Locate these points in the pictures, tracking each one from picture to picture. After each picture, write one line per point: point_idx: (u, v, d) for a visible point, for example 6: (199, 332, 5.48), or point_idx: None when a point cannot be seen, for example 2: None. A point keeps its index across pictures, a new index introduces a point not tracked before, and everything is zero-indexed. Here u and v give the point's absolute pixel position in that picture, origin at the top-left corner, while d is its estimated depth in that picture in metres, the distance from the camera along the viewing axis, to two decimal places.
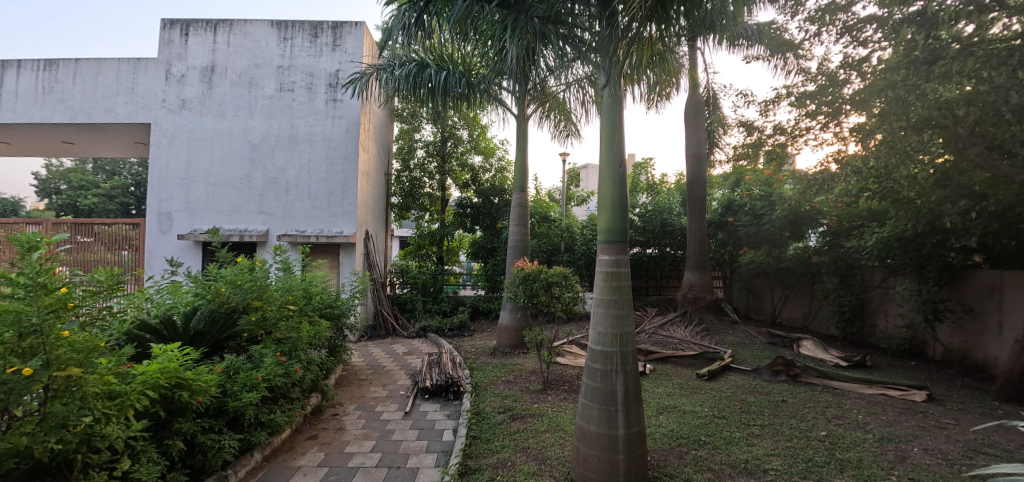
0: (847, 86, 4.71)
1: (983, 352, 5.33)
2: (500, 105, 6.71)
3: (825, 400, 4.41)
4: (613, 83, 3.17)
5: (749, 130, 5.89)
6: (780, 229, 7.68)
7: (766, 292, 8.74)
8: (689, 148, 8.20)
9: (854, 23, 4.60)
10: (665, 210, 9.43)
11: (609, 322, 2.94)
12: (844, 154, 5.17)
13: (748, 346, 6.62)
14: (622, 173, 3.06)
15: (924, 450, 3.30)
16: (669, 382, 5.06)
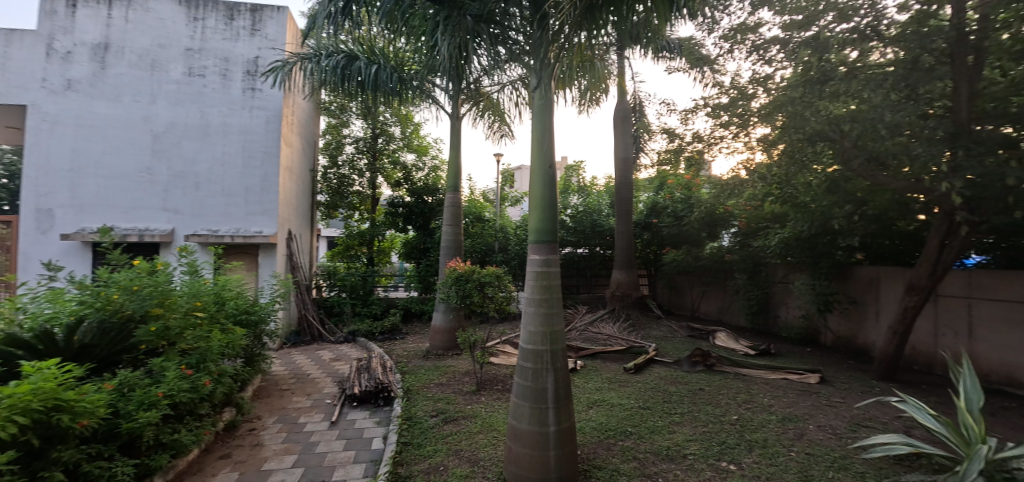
0: (755, 100, 5.16)
1: (863, 338, 6.11)
2: (433, 103, 6.58)
3: (736, 386, 4.81)
4: (545, 85, 3.23)
5: (670, 137, 6.28)
6: (699, 229, 8.27)
7: (687, 288, 9.38)
8: (618, 152, 8.56)
9: (760, 43, 5.06)
10: (595, 212, 9.83)
11: (539, 321, 2.99)
12: (752, 162, 5.67)
13: (670, 339, 7.06)
14: (553, 174, 3.11)
15: (818, 427, 3.70)
16: (598, 377, 5.25)
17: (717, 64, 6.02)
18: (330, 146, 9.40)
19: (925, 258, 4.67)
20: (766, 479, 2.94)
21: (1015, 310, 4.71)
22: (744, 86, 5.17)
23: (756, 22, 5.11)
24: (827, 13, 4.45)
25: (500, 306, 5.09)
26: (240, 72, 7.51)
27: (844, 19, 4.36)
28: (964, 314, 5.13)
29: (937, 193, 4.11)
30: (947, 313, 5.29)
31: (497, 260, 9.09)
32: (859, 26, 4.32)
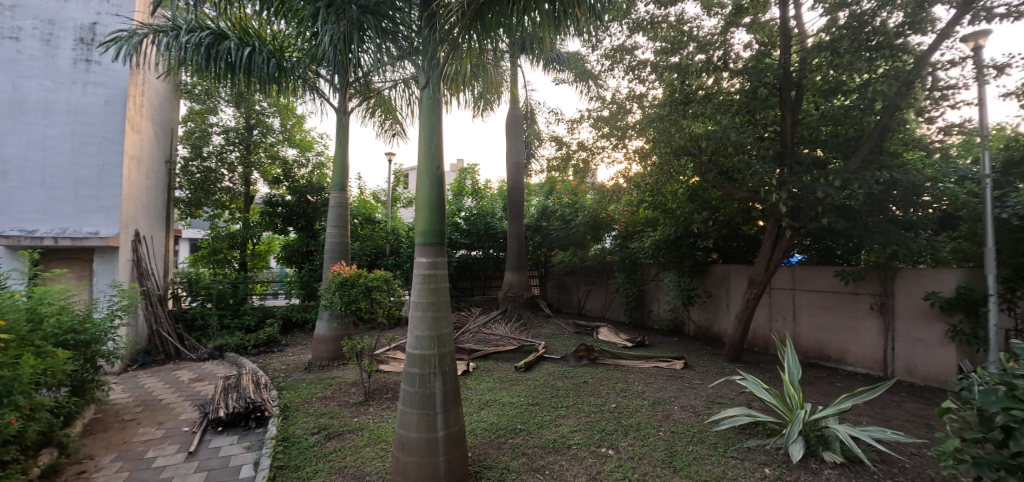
0: (631, 115, 5.68)
1: (717, 326, 7.07)
2: (317, 95, 6.13)
3: (615, 377, 5.23)
4: (434, 87, 3.22)
5: (558, 145, 6.64)
6: (585, 232, 8.86)
7: (574, 287, 9.99)
8: (511, 156, 8.81)
9: (635, 64, 5.59)
10: (488, 215, 10.06)
11: (427, 325, 2.98)
12: (629, 171, 6.24)
13: (558, 336, 7.46)
14: (441, 176, 3.15)
15: (681, 407, 4.18)
16: (491, 378, 5.33)
17: (599, 79, 6.52)
18: (192, 135, 8.15)
19: (761, 257, 5.55)
20: (639, 458, 3.24)
21: (822, 298, 5.83)
22: (622, 102, 5.67)
23: (632, 45, 5.65)
24: (689, 43, 5.08)
25: (390, 311, 4.90)
26: (69, 39, 6.21)
27: (703, 50, 5.01)
28: (789, 303, 6.22)
29: (769, 203, 4.93)
30: (777, 303, 6.36)
31: (387, 263, 8.79)
32: (715, 58, 4.99)
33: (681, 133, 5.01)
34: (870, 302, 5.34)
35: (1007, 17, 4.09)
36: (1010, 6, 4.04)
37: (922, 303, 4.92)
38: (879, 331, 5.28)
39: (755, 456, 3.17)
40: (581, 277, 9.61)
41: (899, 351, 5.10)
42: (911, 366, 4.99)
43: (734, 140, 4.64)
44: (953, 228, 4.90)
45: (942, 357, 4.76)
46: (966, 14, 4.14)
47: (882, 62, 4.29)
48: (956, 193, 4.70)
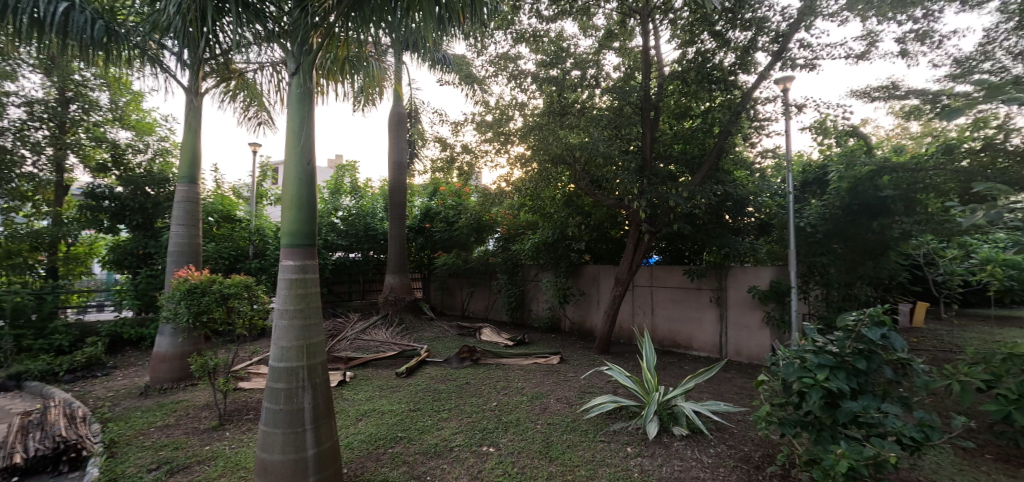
0: (513, 122, 5.90)
1: (589, 322, 7.69)
2: (160, 70, 5.23)
3: (496, 375, 5.37)
4: (304, 75, 2.97)
5: (443, 146, 6.61)
6: (468, 234, 8.91)
7: (457, 290, 10.03)
8: (393, 155, 8.52)
9: (517, 73, 5.82)
10: (369, 215, 9.59)
11: (294, 335, 2.74)
12: (511, 176, 6.48)
13: (441, 339, 7.42)
14: (311, 172, 2.91)
15: (557, 399, 4.44)
16: (370, 387, 5.07)
17: (483, 84, 6.66)
18: None
19: (625, 258, 6.16)
20: (518, 452, 3.37)
21: (674, 293, 6.69)
22: (504, 108, 5.87)
23: (515, 54, 5.89)
24: (567, 59, 5.46)
25: (250, 320, 4.38)
26: None
27: (579, 66, 5.42)
28: (647, 299, 7.03)
29: (631, 210, 5.52)
30: (639, 299, 7.14)
31: (250, 266, 7.85)
32: (590, 74, 5.41)
33: (558, 141, 5.34)
34: (710, 296, 6.28)
35: (804, 68, 5.17)
36: (806, 59, 5.12)
37: (745, 295, 5.94)
38: (716, 320, 6.23)
39: (619, 437, 3.50)
40: (465, 279, 9.68)
41: (730, 336, 6.09)
42: (739, 348, 5.98)
43: (603, 151, 5.12)
44: (768, 234, 6.01)
45: (760, 339, 5.79)
46: (778, 62, 5.13)
47: (719, 92, 5.10)
48: (770, 206, 5.77)
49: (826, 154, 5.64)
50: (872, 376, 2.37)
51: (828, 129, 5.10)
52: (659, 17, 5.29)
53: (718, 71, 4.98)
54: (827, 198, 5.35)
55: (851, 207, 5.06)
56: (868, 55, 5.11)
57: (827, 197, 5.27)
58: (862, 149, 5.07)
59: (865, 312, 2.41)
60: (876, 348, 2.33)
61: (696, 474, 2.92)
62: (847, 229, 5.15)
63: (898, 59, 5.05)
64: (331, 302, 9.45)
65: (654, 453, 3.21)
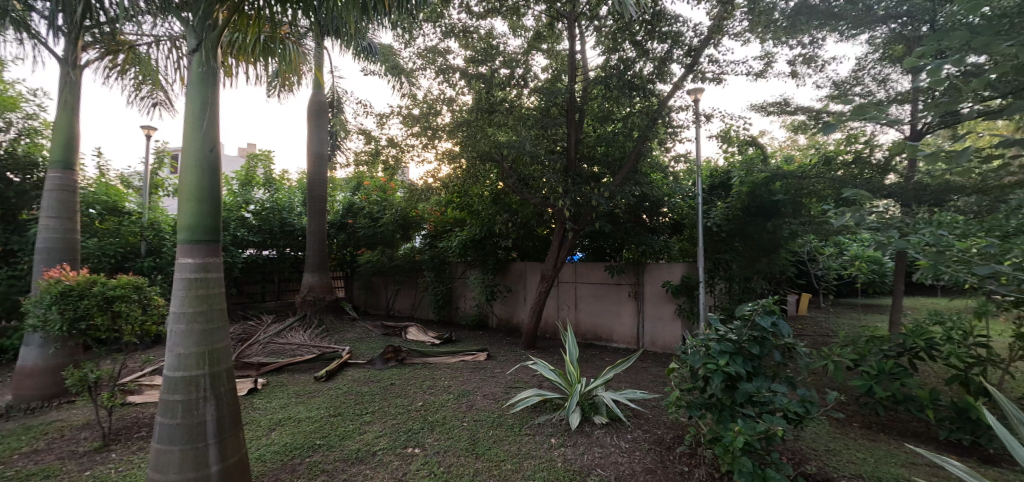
0: (441, 117, 5.82)
1: (516, 318, 7.82)
2: (25, 35, 4.46)
3: (423, 375, 5.28)
4: (206, 52, 2.68)
5: (367, 138, 6.33)
6: (394, 231, 8.63)
7: (382, 288, 9.70)
8: (313, 146, 8.02)
9: (446, 67, 5.74)
10: (285, 209, 8.94)
11: (194, 341, 2.50)
12: (438, 172, 6.39)
13: (365, 340, 7.15)
14: (214, 160, 2.65)
15: (483, 396, 4.46)
16: (284, 393, 4.73)
17: (410, 77, 6.48)
18: None
19: (550, 256, 6.33)
20: (444, 451, 3.34)
21: (596, 289, 7.00)
22: (432, 102, 5.76)
23: (444, 48, 5.81)
24: (496, 57, 5.48)
25: (141, 327, 3.86)
26: None
27: (508, 66, 5.47)
28: (572, 294, 7.29)
29: (557, 208, 5.69)
30: (563, 295, 7.38)
31: (141, 265, 6.97)
32: (518, 74, 5.47)
33: (486, 139, 5.35)
34: (628, 290, 6.65)
35: (712, 81, 5.64)
36: (714, 73, 5.58)
37: (660, 289, 6.37)
38: (634, 313, 6.62)
39: (543, 429, 3.59)
40: (390, 277, 9.38)
41: (646, 328, 6.50)
42: (655, 339, 6.41)
43: (529, 150, 5.23)
44: (680, 233, 6.50)
45: (672, 329, 6.25)
46: (690, 74, 5.54)
47: (639, 99, 5.41)
48: (682, 207, 6.25)
49: (730, 161, 6.21)
50: (764, 359, 2.65)
51: (732, 138, 5.62)
52: (585, 23, 5.48)
53: (638, 78, 5.28)
54: (730, 200, 5.90)
55: (750, 209, 5.62)
56: (765, 73, 5.70)
57: (730, 199, 5.81)
58: (759, 157, 5.65)
59: (759, 303, 2.70)
60: (767, 335, 2.60)
61: (613, 459, 3.09)
62: (747, 229, 5.72)
63: (788, 79, 5.68)
64: (242, 304, 8.70)
65: (576, 442, 3.34)
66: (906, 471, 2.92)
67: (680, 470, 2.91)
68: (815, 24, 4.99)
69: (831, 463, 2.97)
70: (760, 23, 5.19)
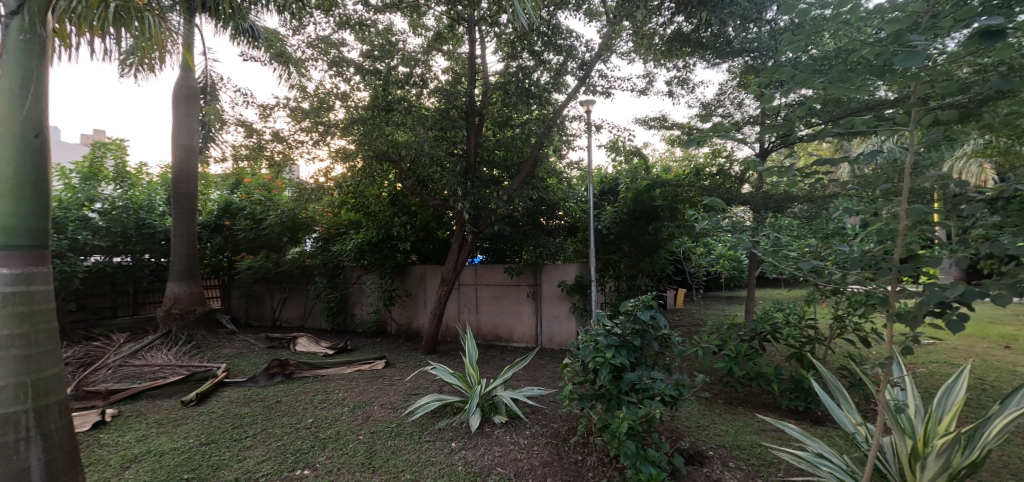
0: (333, 113, 5.46)
1: (417, 323, 7.64)
2: None
3: (313, 389, 4.88)
4: (30, 17, 2.37)
5: (248, 131, 5.71)
6: (280, 234, 7.85)
7: (267, 296, 8.83)
8: (178, 136, 6.99)
9: (339, 60, 5.39)
10: (142, 208, 7.66)
11: (10, 372, 2.24)
12: (331, 171, 5.99)
13: (245, 355, 6.43)
14: (38, 148, 2.40)
15: (381, 406, 4.26)
16: (139, 425, 4.03)
17: (300, 67, 5.99)
18: None
19: (450, 258, 6.28)
20: (338, 469, 3.12)
21: (496, 290, 7.10)
22: (324, 96, 5.38)
23: (338, 40, 5.48)
24: (394, 54, 5.30)
25: None
26: None
27: (407, 64, 5.27)
28: (472, 297, 7.30)
29: (457, 211, 5.67)
30: (464, 297, 7.36)
31: None
32: (418, 73, 5.35)
33: (382, 138, 5.21)
34: (527, 291, 6.86)
35: (602, 94, 6.07)
36: (603, 87, 6.02)
37: (556, 289, 6.68)
38: (533, 313, 6.85)
39: (444, 434, 3.55)
40: (275, 284, 8.55)
41: (544, 327, 6.78)
42: (552, 337, 6.71)
43: (427, 151, 5.14)
44: (574, 235, 6.88)
45: (567, 327, 6.60)
46: (583, 86, 5.90)
47: (535, 107, 5.64)
48: (575, 211, 6.65)
49: (618, 169, 6.73)
50: (644, 350, 2.91)
51: (619, 148, 6.12)
52: (485, 28, 5.55)
53: (535, 87, 5.50)
54: (618, 205, 6.39)
55: (634, 213, 6.14)
56: (647, 91, 6.29)
57: (618, 204, 6.30)
58: (642, 167, 6.21)
59: (640, 299, 2.97)
60: (647, 327, 2.87)
61: (512, 456, 3.15)
62: (632, 231, 6.24)
63: (666, 97, 6.33)
64: (85, 321, 7.29)
65: (476, 444, 3.35)
66: (758, 437, 3.41)
67: (575, 459, 3.07)
68: (687, 50, 5.63)
69: (700, 437, 3.36)
70: (643, 45, 5.72)
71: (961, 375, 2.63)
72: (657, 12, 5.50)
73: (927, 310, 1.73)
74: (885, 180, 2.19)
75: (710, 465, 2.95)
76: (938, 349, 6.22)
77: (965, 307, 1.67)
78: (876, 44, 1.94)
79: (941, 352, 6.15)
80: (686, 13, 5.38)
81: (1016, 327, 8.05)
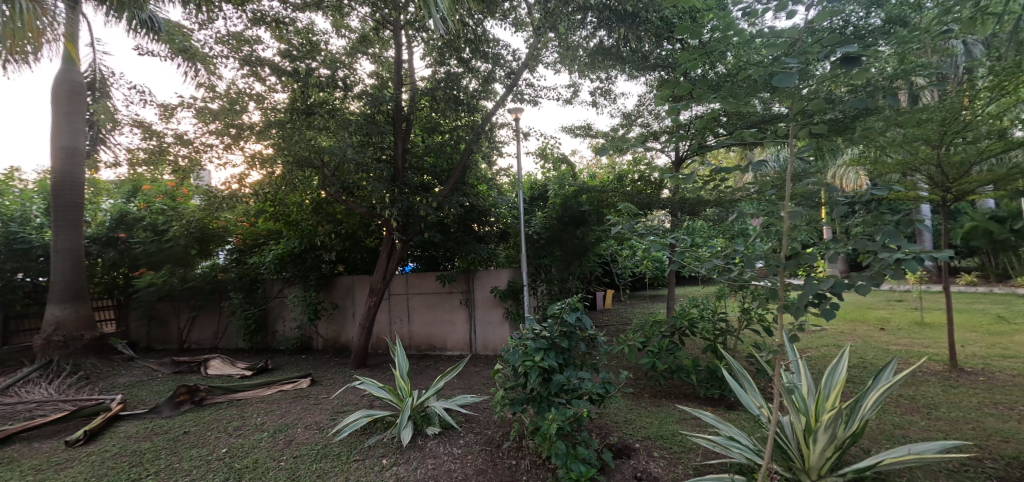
0: (246, 115, 5.08)
1: (345, 337, 7.31)
2: None
3: (227, 415, 4.47)
4: None
5: (147, 133, 5.15)
6: (187, 247, 7.10)
7: (173, 317, 8.00)
8: (59, 137, 6.12)
9: (253, 59, 5.04)
10: (13, 220, 6.62)
11: None
12: (246, 177, 5.56)
13: (146, 383, 5.75)
14: None
15: (305, 427, 4.00)
16: (8, 473, 3.45)
17: (208, 65, 5.53)
18: None
19: (379, 268, 6.08)
20: None
21: (428, 299, 6.97)
22: (237, 96, 4.96)
23: (253, 37, 5.13)
24: (314, 56, 5.06)
25: None
26: None
27: (330, 66, 5.05)
28: (403, 306, 7.09)
29: (385, 218, 5.50)
30: (395, 307, 7.14)
31: None
32: (340, 75, 5.12)
33: (303, 143, 4.96)
34: (459, 298, 6.81)
35: (529, 103, 6.21)
36: (531, 96, 6.15)
37: (489, 295, 6.70)
38: (466, 320, 6.82)
39: (374, 452, 3.40)
40: (182, 303, 7.76)
41: (477, 333, 6.78)
42: (486, 343, 6.72)
43: (351, 157, 4.95)
44: (506, 241, 6.94)
45: (501, 332, 6.65)
46: (511, 94, 6.00)
47: (464, 113, 5.64)
48: (506, 217, 6.71)
49: (547, 176, 6.91)
50: (572, 351, 3.00)
51: (548, 155, 6.28)
52: (411, 33, 5.47)
53: (464, 94, 5.50)
54: (547, 210, 6.55)
55: (563, 218, 6.31)
56: (572, 100, 6.53)
57: (548, 210, 6.45)
58: (570, 173, 6.43)
59: (566, 301, 3.06)
60: (574, 329, 2.96)
61: (446, 467, 3.09)
62: (562, 236, 6.42)
63: (590, 107, 6.62)
64: None
65: (408, 459, 3.24)
66: (679, 426, 3.65)
67: (509, 464, 3.08)
68: (608, 63, 5.91)
69: (628, 431, 3.52)
70: (567, 57, 5.92)
71: (842, 357, 2.98)
72: (580, 26, 5.72)
73: (808, 300, 1.97)
74: (773, 187, 2.45)
75: (636, 457, 3.09)
76: (827, 334, 7.06)
77: (836, 297, 1.93)
78: (762, 64, 2.16)
79: (830, 336, 6.97)
80: (607, 28, 5.66)
81: (887, 310, 9.37)
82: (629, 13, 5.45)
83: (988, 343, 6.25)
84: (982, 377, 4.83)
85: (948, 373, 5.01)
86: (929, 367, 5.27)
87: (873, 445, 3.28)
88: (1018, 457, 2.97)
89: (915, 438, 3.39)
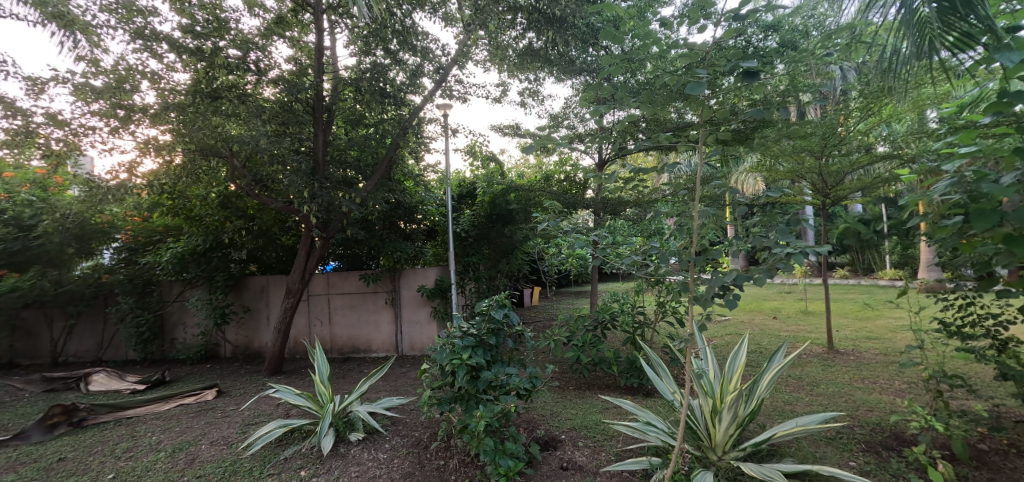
0: (138, 94, 4.49)
1: (258, 342, 6.82)
2: None
3: (115, 435, 3.94)
4: None
5: (9, 110, 4.37)
6: (61, 245, 6.08)
7: (44, 327, 6.90)
8: None
9: (146, 32, 4.47)
10: None
11: None
12: (138, 166, 4.94)
13: (6, 406, 4.88)
14: None
15: (210, 443, 3.64)
16: None
17: (90, 35, 4.83)
18: None
19: (296, 267, 5.70)
20: None
21: (350, 299, 6.66)
22: (126, 73, 4.38)
23: (148, 8, 4.56)
24: (223, 35, 4.62)
25: None
26: None
27: (242, 47, 4.66)
28: (324, 308, 6.71)
29: (302, 214, 5.15)
30: (314, 309, 6.72)
31: None
32: (249, 58, 4.71)
33: (208, 130, 4.46)
34: (384, 298, 6.59)
35: (458, 99, 6.15)
36: (459, 92, 6.11)
37: (416, 293, 6.57)
38: (391, 320, 6.62)
39: (291, 464, 3.18)
40: (55, 310, 6.70)
41: (404, 333, 6.61)
42: (413, 343, 6.58)
43: (263, 147, 4.54)
44: (434, 238, 6.85)
45: (428, 331, 6.55)
46: (439, 90, 5.90)
47: (390, 107, 5.44)
48: (434, 214, 6.62)
49: (475, 173, 6.88)
50: (499, 347, 3.04)
51: (476, 152, 6.29)
52: (334, 19, 5.19)
53: (390, 87, 5.31)
54: (476, 208, 6.54)
55: (491, 216, 6.42)
56: (502, 99, 6.58)
57: (476, 208, 6.46)
58: (498, 171, 6.48)
59: (494, 299, 3.07)
60: (501, 325, 2.99)
61: (372, 474, 2.98)
62: (490, 234, 6.45)
63: (519, 106, 6.71)
64: None
65: (330, 468, 3.08)
66: (601, 415, 3.83)
67: (437, 465, 3.03)
68: (536, 65, 6.06)
69: (554, 423, 3.62)
70: (497, 56, 5.96)
71: (742, 344, 3.28)
72: (509, 26, 5.77)
73: (714, 292, 2.16)
74: (683, 190, 2.65)
75: (562, 447, 3.19)
76: (730, 323, 7.80)
77: (738, 288, 2.13)
78: (675, 73, 2.31)
79: (732, 325, 7.71)
80: (536, 30, 5.76)
81: (779, 301, 10.54)
82: (558, 17, 5.61)
83: (856, 327, 7.27)
84: (851, 356, 5.62)
85: (826, 354, 5.76)
86: (812, 349, 6.02)
87: (767, 420, 3.68)
88: (879, 422, 3.48)
89: (800, 412, 3.85)
